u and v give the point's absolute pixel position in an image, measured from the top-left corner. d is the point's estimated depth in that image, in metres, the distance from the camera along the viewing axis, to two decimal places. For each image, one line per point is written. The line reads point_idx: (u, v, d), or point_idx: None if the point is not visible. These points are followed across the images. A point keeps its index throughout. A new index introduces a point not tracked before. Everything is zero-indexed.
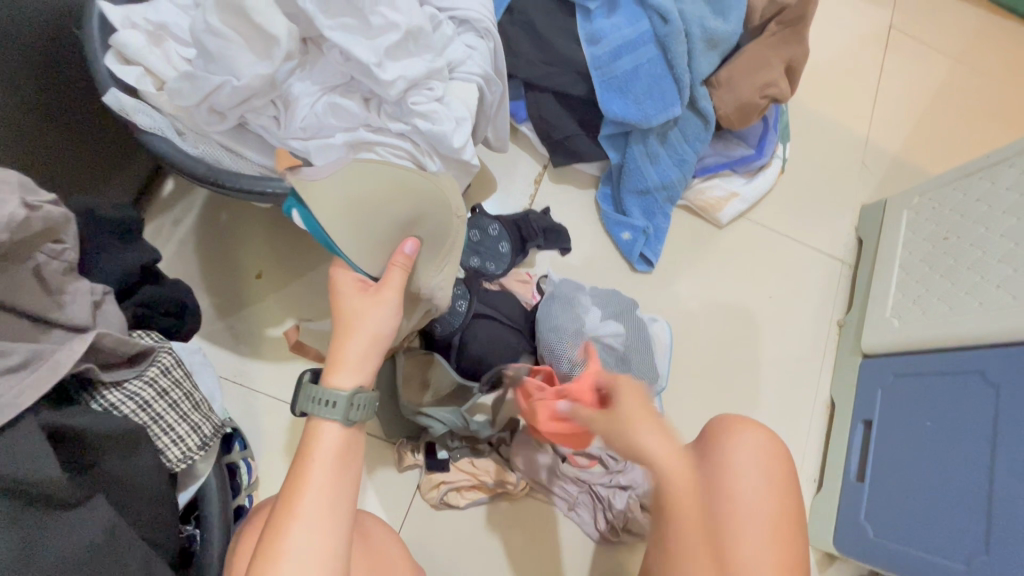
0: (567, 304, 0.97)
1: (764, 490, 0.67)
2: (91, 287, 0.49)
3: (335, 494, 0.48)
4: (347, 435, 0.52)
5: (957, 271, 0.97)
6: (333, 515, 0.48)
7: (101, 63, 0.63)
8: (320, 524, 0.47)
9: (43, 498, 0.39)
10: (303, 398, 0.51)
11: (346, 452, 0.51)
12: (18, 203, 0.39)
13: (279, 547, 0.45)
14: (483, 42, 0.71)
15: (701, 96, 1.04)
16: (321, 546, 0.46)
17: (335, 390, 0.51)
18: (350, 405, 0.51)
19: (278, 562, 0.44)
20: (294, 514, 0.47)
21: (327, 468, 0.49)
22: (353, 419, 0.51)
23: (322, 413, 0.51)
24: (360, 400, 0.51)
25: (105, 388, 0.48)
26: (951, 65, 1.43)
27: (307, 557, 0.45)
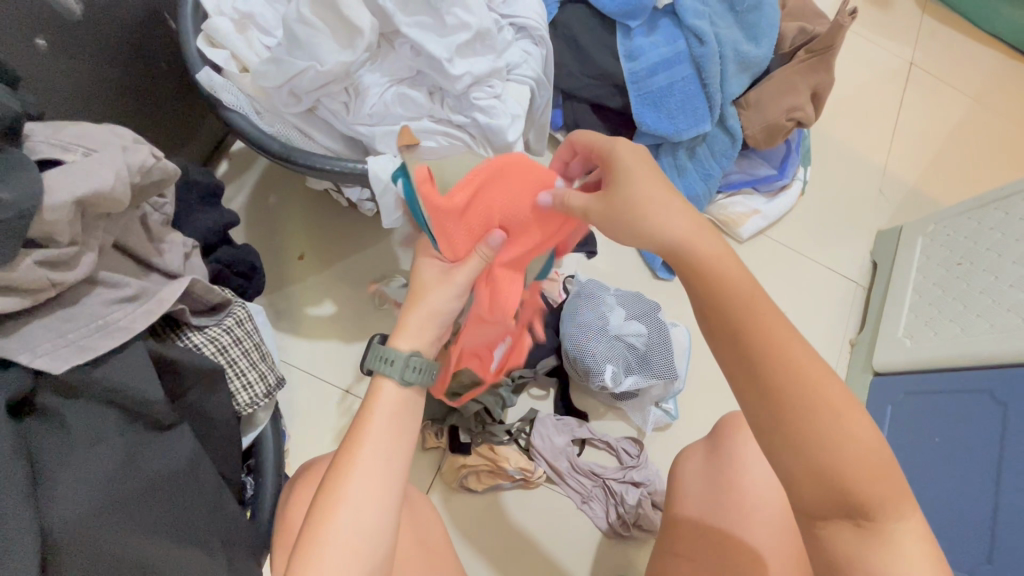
0: (593, 302, 1.01)
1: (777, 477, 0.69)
2: (183, 240, 0.53)
3: (391, 448, 0.52)
4: (402, 395, 0.55)
5: (970, 295, 1.01)
6: (387, 467, 0.51)
7: (192, 45, 0.69)
8: (375, 474, 0.50)
9: (144, 415, 0.43)
10: (370, 356, 0.55)
11: (403, 410, 0.55)
12: (148, 152, 0.44)
13: (340, 488, 0.49)
14: (537, 48, 0.77)
15: (730, 116, 1.10)
16: (374, 494, 0.50)
17: (400, 349, 0.55)
18: (405, 366, 0.54)
19: (336, 505, 0.48)
20: (352, 462, 0.50)
21: (385, 422, 0.53)
22: (408, 381, 0.54)
23: (382, 370, 0.54)
24: (415, 362, 0.54)
25: (190, 330, 0.52)
26: (968, 103, 1.49)
27: (363, 500, 0.49)
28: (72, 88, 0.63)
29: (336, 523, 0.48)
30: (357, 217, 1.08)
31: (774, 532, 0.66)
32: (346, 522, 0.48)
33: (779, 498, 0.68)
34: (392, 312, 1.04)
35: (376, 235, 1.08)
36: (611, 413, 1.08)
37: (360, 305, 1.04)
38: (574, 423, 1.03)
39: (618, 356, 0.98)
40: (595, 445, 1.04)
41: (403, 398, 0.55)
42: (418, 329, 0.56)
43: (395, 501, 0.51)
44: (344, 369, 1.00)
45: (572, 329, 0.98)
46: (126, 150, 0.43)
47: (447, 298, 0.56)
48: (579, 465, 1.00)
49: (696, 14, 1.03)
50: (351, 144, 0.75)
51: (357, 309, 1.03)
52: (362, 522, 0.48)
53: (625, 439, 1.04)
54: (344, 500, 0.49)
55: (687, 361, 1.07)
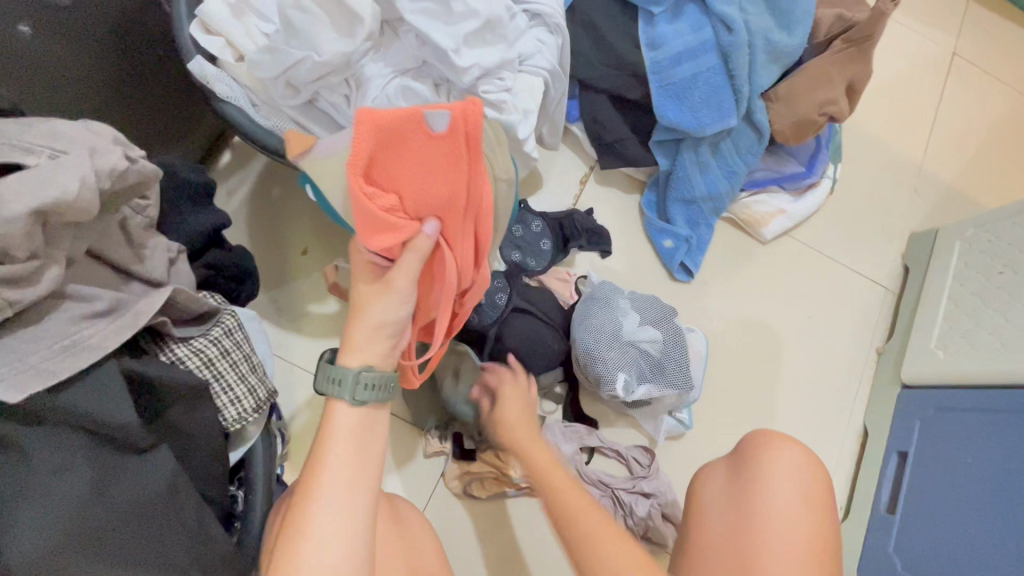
0: (606, 305, 0.96)
1: (799, 502, 0.65)
2: (168, 245, 0.50)
3: (355, 476, 0.49)
4: (363, 413, 0.51)
5: (1012, 307, 0.94)
6: (352, 496, 0.48)
7: (186, 31, 0.65)
8: (339, 503, 0.48)
9: (116, 439, 0.40)
10: (319, 377, 0.51)
11: (365, 432, 0.52)
12: (121, 154, 0.41)
13: (302, 520, 0.47)
14: (552, 37, 0.72)
15: (758, 109, 1.03)
16: (341, 526, 0.47)
17: (349, 366, 0.51)
18: (356, 385, 0.50)
19: (297, 540, 0.46)
20: (312, 494, 0.48)
21: (348, 447, 0.50)
22: (363, 401, 0.51)
23: (332, 392, 0.50)
24: (367, 379, 0.50)
25: (174, 342, 0.49)
26: (1014, 96, 1.39)
27: (327, 535, 0.46)
28: (58, 76, 0.60)
29: (298, 557, 0.45)
30: None
31: (795, 561, 0.61)
32: (310, 557, 0.46)
33: (803, 525, 0.64)
34: None
35: None
36: (622, 420, 1.04)
37: None
38: (583, 430, 0.99)
39: (632, 364, 0.94)
40: (605, 453, 1.00)
41: (365, 419, 0.52)
42: (366, 343, 0.51)
43: (364, 532, 0.48)
44: None
45: (581, 333, 0.94)
46: (95, 151, 0.39)
47: (397, 305, 0.52)
48: (587, 475, 0.96)
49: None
50: None
51: None
52: (326, 557, 0.46)
53: (636, 448, 1.00)
54: (305, 535, 0.46)
55: (704, 369, 1.02)
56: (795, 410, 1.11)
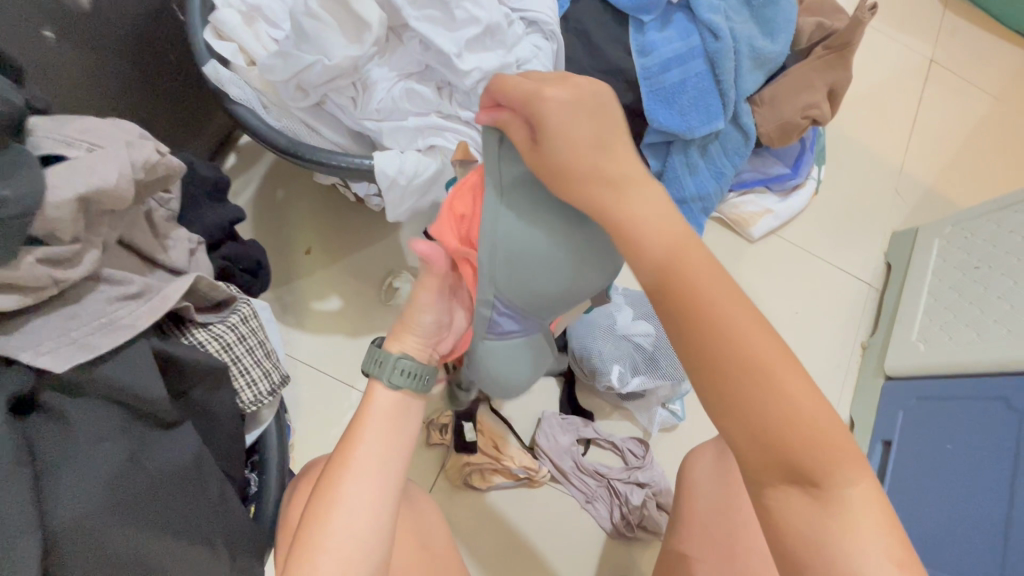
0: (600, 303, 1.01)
1: None
2: (188, 236, 0.53)
3: (387, 455, 0.53)
4: (397, 399, 0.55)
5: (987, 300, 0.99)
6: (383, 472, 0.52)
7: (199, 37, 0.69)
8: (371, 478, 0.51)
9: (146, 413, 0.43)
10: (366, 356, 0.57)
11: (401, 417, 0.55)
12: (153, 149, 0.44)
13: (336, 491, 0.50)
14: (548, 43, 0.75)
15: (744, 113, 1.08)
16: (370, 498, 0.51)
17: (390, 351, 0.56)
18: (394, 368, 0.55)
19: (331, 509, 0.49)
20: (347, 467, 0.51)
21: (383, 429, 0.54)
22: (396, 385, 0.55)
23: (373, 372, 0.55)
24: (402, 365, 0.55)
25: (194, 327, 0.52)
26: (989, 101, 1.45)
27: (358, 505, 0.50)
28: (79, 81, 0.63)
29: (331, 525, 0.49)
30: (365, 211, 1.08)
31: None
32: (341, 527, 0.49)
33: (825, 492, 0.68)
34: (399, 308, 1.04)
35: (383, 230, 1.07)
36: (617, 413, 1.07)
37: (365, 300, 1.03)
38: (579, 422, 1.02)
39: (626, 355, 0.98)
40: (602, 445, 1.03)
41: (398, 402, 0.56)
42: (401, 334, 0.56)
43: (388, 505, 0.52)
44: (349, 365, 1.00)
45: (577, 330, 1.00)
46: (130, 146, 0.43)
47: (423, 311, 0.56)
48: (584, 465, 1.00)
49: (711, 8, 1.01)
50: (358, 139, 0.74)
51: (364, 304, 1.03)
52: (354, 525, 0.49)
53: (631, 439, 1.03)
54: (340, 505, 0.49)
55: None
56: None
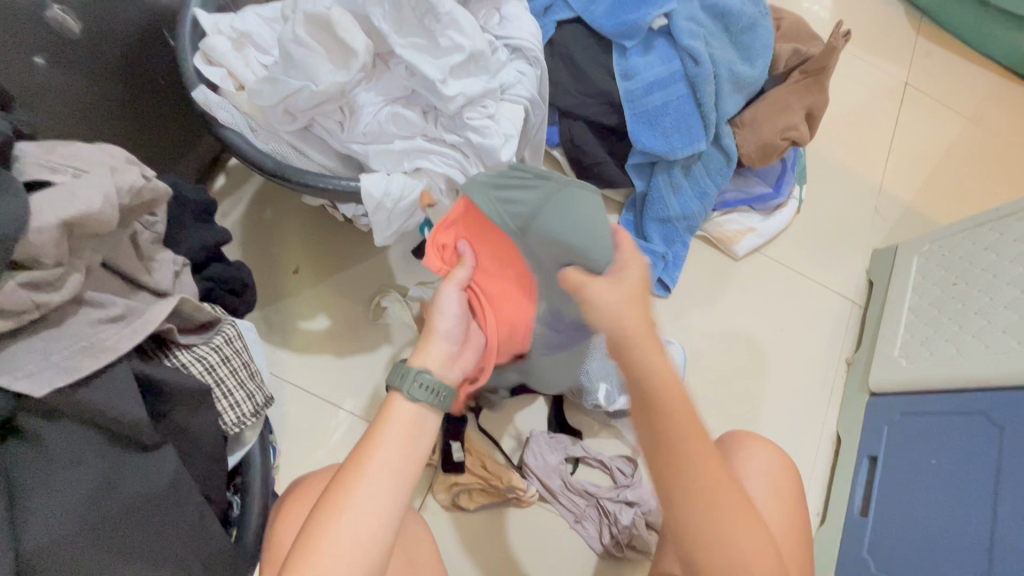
0: None
1: (772, 496, 0.70)
2: (173, 258, 0.53)
3: (402, 463, 0.51)
4: (415, 411, 0.54)
5: (965, 315, 1.01)
6: (394, 482, 0.50)
7: (189, 63, 0.70)
8: (381, 487, 0.50)
9: (125, 434, 0.43)
10: (393, 372, 0.55)
11: (415, 428, 0.54)
12: (139, 173, 0.45)
13: (344, 501, 0.48)
14: (532, 68, 0.78)
15: (725, 134, 1.10)
16: (377, 509, 0.49)
17: (413, 365, 0.56)
18: (415, 382, 0.54)
19: (340, 514, 0.48)
20: (360, 472, 0.50)
21: (396, 443, 0.52)
22: (416, 399, 0.54)
23: (395, 384, 0.54)
24: (426, 379, 0.55)
25: (178, 349, 0.52)
26: (963, 122, 1.50)
27: (365, 513, 0.48)
28: (69, 105, 0.64)
29: (335, 535, 0.47)
30: (353, 231, 1.09)
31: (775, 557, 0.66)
32: (341, 537, 0.47)
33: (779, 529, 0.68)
34: (387, 327, 1.04)
35: (371, 249, 1.08)
36: (606, 431, 1.07)
37: (353, 320, 1.04)
38: (568, 441, 1.02)
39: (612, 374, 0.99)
40: (590, 463, 1.03)
41: (415, 416, 0.55)
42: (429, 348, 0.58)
43: (395, 517, 0.50)
44: (337, 384, 1.00)
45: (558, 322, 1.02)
46: (115, 171, 0.43)
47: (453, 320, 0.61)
48: (572, 484, 0.99)
49: (691, 34, 1.04)
50: (345, 162, 0.76)
51: (351, 323, 1.03)
52: (361, 535, 0.48)
53: (619, 457, 1.03)
54: (348, 508, 0.48)
55: (682, 378, 1.06)
56: (771, 418, 1.16)
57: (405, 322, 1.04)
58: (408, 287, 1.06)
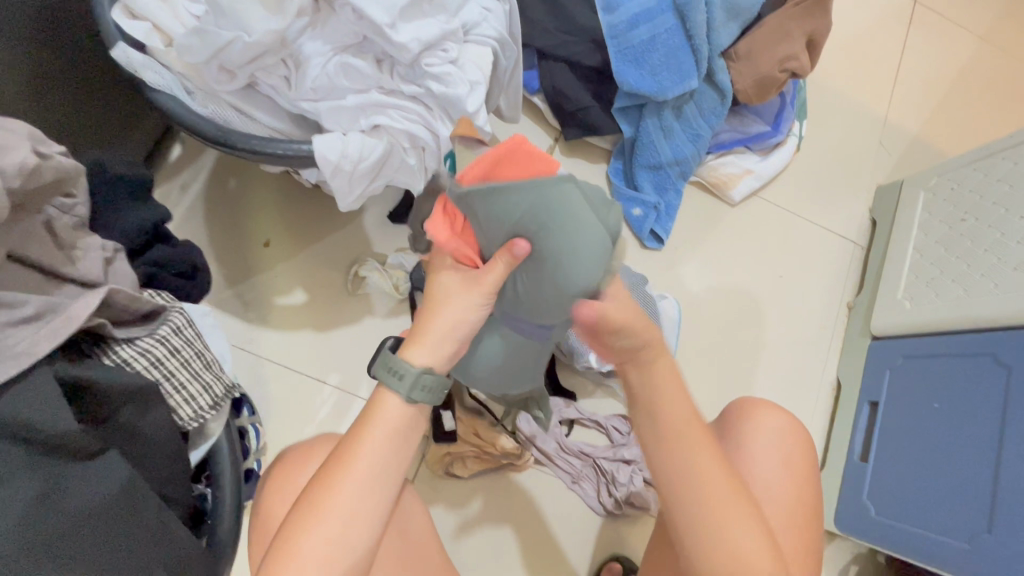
0: None
1: (782, 470, 0.67)
2: (102, 243, 0.48)
3: (387, 461, 0.51)
4: (409, 409, 0.53)
5: (974, 253, 0.95)
6: (379, 482, 0.51)
7: (108, 17, 0.61)
8: (368, 490, 0.50)
9: (55, 445, 0.39)
10: (377, 363, 0.53)
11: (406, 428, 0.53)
12: (31, 151, 0.40)
13: (328, 502, 0.49)
14: (499, 4, 0.70)
15: (719, 69, 1.01)
16: (361, 511, 0.50)
17: (410, 363, 0.52)
18: (414, 385, 0.52)
19: (322, 515, 0.49)
20: (346, 473, 0.50)
21: (385, 438, 0.52)
22: (413, 399, 0.52)
23: (387, 381, 0.52)
24: (427, 380, 0.52)
25: (118, 344, 0.48)
26: (977, 42, 1.39)
27: (350, 517, 0.49)
28: None
29: (314, 537, 0.48)
30: (325, 197, 1.02)
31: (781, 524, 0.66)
32: (325, 540, 0.48)
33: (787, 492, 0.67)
34: (368, 297, 0.99)
35: (346, 216, 1.02)
36: (600, 391, 1.04)
37: (331, 293, 0.99)
38: (562, 403, 1.00)
39: None
40: (585, 424, 1.01)
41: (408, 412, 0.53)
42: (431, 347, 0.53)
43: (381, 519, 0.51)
44: (319, 360, 0.96)
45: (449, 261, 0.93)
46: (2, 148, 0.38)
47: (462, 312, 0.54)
48: (567, 446, 0.97)
49: None
50: (299, 122, 0.68)
51: (330, 295, 0.99)
52: (342, 537, 0.49)
53: (616, 417, 1.01)
54: (331, 513, 0.49)
55: (677, 334, 1.02)
56: (770, 369, 1.13)
57: (387, 291, 0.99)
58: (386, 254, 1.01)
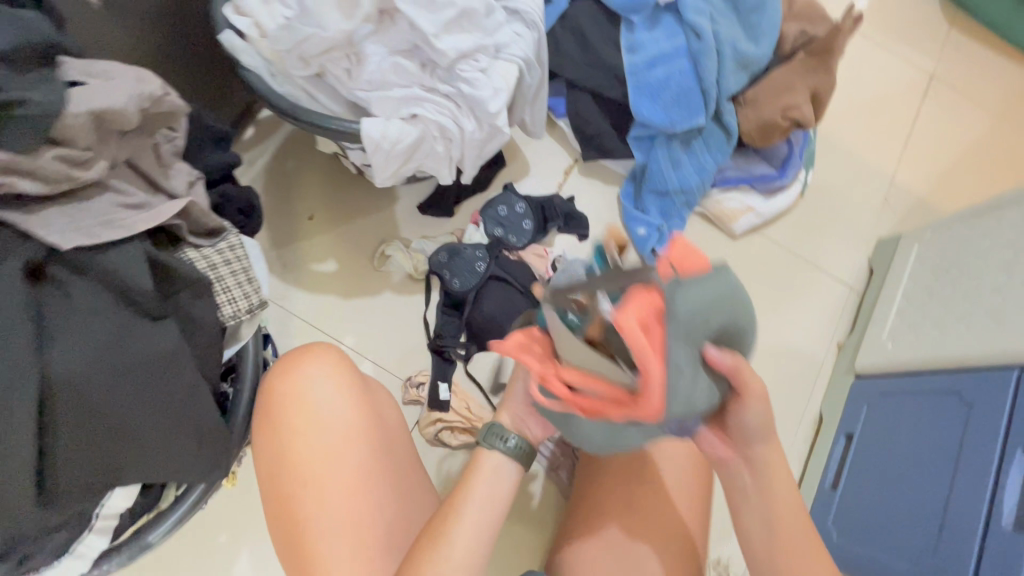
0: None
1: None
2: (190, 170, 0.62)
3: (491, 502, 0.62)
4: (501, 463, 0.64)
5: (953, 300, 1.01)
6: (483, 515, 0.61)
7: (221, 12, 0.79)
8: (474, 521, 0.60)
9: (136, 301, 0.51)
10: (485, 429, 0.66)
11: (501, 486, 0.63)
12: (159, 86, 0.52)
13: (444, 532, 0.59)
14: (529, 31, 0.84)
15: (727, 111, 1.13)
16: (469, 543, 0.59)
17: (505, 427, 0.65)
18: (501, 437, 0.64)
19: (439, 543, 0.58)
20: (457, 513, 0.60)
21: (488, 485, 0.62)
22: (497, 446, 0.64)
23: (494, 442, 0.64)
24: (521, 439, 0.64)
25: (186, 247, 0.61)
26: (990, 118, 1.46)
27: (459, 547, 0.58)
28: (120, 43, 0.74)
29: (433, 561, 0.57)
30: (366, 185, 1.17)
31: None
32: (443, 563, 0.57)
33: None
34: (390, 274, 1.12)
35: (382, 202, 1.16)
36: None
37: (359, 267, 1.12)
38: None
39: None
40: None
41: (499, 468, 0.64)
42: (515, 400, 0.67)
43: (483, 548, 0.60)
44: (339, 323, 1.09)
45: (466, 248, 1.07)
46: (140, 80, 0.51)
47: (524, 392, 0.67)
48: None
49: (697, 11, 1.08)
50: (352, 109, 0.83)
51: (358, 268, 1.12)
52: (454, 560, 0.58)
53: None
54: (446, 540, 0.58)
55: None
56: None
57: (407, 271, 1.12)
58: (411, 239, 1.14)
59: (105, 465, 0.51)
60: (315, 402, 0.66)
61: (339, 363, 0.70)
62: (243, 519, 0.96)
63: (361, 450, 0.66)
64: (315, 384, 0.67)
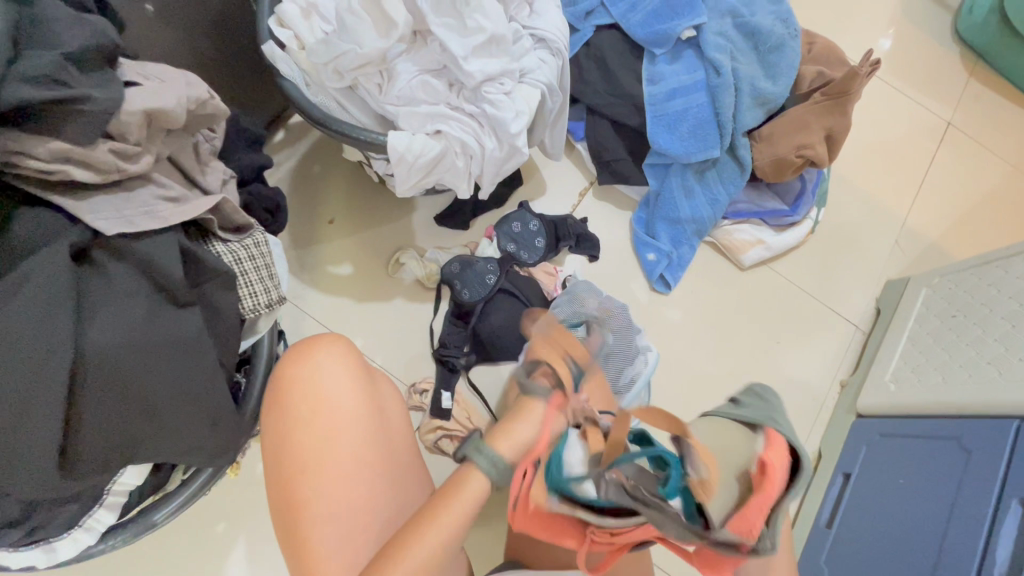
0: (575, 302, 1.08)
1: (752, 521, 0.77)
2: (223, 170, 0.65)
3: (459, 526, 0.58)
4: (480, 482, 0.59)
5: (957, 346, 1.01)
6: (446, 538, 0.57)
7: (265, 23, 0.84)
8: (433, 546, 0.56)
9: (165, 286, 0.54)
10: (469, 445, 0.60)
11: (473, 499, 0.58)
12: (205, 90, 0.56)
13: (402, 550, 0.56)
14: (554, 58, 0.88)
15: (741, 145, 1.16)
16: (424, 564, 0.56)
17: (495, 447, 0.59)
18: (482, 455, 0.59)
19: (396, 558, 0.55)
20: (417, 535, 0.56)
21: (458, 509, 0.58)
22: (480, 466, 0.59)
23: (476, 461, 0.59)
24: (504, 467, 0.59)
25: (215, 241, 0.64)
26: (1006, 169, 1.48)
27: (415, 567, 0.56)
28: (168, 46, 0.79)
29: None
30: (386, 193, 1.21)
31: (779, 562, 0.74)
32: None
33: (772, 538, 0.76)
34: (402, 282, 1.16)
35: (400, 211, 1.20)
36: None
37: (374, 272, 1.16)
38: None
39: None
40: None
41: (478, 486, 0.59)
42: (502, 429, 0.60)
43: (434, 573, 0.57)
44: (350, 325, 1.12)
45: (478, 260, 1.10)
46: (188, 84, 0.55)
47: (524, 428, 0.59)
48: None
49: (718, 48, 1.12)
50: (380, 121, 0.87)
51: (373, 274, 1.16)
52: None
53: None
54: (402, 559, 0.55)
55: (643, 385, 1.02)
56: None
57: (419, 279, 1.15)
58: (426, 249, 1.18)
59: (122, 440, 0.53)
60: (323, 386, 0.69)
61: (346, 352, 0.72)
62: (243, 510, 0.98)
63: (361, 440, 0.68)
64: (324, 371, 0.69)
